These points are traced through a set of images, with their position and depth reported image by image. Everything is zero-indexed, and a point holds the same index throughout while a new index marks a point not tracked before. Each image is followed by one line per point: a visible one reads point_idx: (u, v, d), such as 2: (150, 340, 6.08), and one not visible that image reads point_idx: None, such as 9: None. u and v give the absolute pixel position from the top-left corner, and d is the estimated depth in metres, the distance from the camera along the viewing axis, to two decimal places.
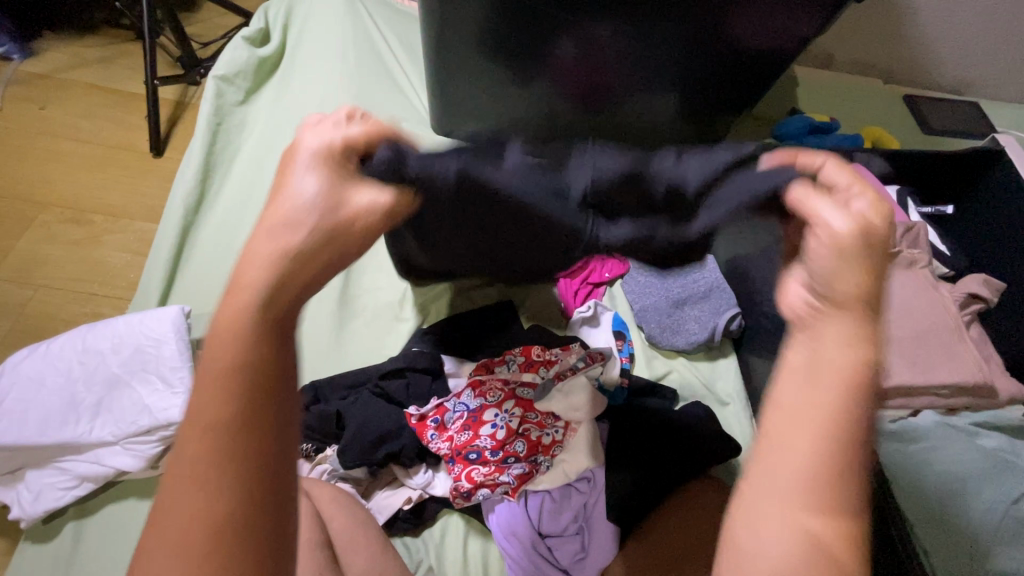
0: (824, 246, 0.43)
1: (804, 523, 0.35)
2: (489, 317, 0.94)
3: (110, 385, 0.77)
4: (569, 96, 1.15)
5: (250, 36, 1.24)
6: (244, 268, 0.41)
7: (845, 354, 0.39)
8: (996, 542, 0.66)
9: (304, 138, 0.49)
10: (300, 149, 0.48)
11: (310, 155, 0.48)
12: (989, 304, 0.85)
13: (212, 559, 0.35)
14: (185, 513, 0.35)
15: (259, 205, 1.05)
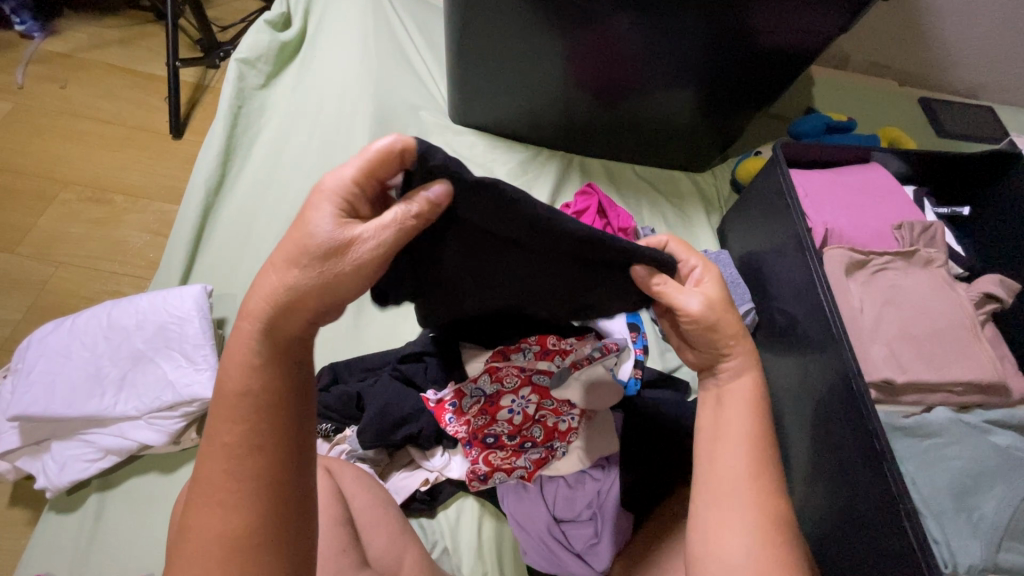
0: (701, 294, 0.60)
1: (762, 534, 0.54)
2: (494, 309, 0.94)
3: (134, 360, 0.78)
4: (589, 89, 1.16)
5: (272, 20, 1.24)
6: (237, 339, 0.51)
7: (740, 386, 0.61)
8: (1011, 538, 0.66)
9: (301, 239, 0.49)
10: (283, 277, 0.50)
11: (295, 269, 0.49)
12: (1004, 303, 0.86)
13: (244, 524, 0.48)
14: (214, 506, 0.48)
15: (279, 189, 1.06)
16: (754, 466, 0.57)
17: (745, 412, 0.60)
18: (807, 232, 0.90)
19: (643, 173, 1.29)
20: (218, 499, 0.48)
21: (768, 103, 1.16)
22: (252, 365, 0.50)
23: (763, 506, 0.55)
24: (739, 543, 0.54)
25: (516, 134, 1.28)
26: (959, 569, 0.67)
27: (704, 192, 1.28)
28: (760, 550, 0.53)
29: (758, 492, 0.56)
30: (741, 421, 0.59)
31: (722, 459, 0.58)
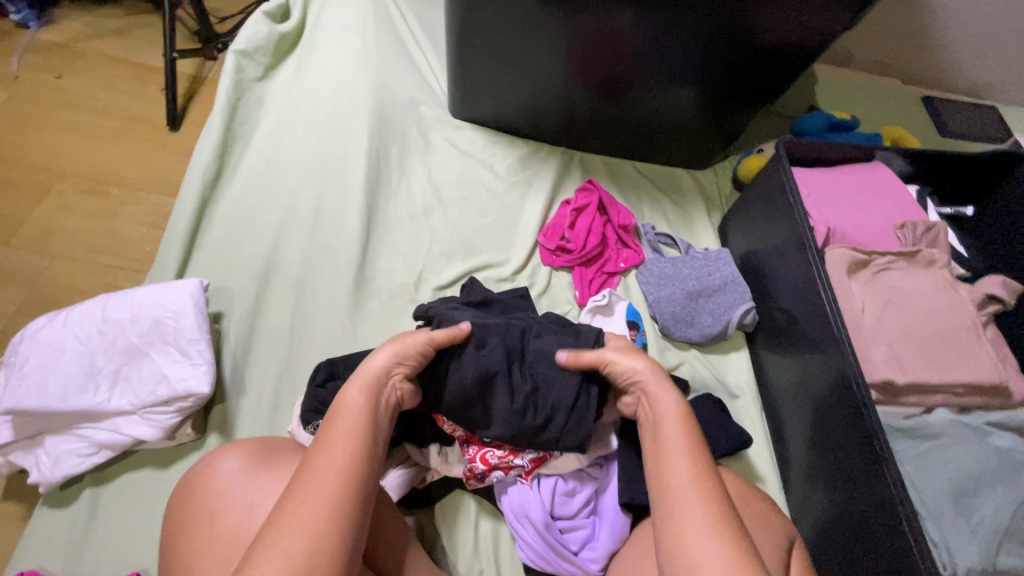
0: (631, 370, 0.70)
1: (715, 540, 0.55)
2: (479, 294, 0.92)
3: (129, 355, 0.77)
4: (591, 85, 1.15)
5: (271, 10, 1.22)
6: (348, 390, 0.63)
7: (668, 409, 0.66)
8: (1007, 539, 0.66)
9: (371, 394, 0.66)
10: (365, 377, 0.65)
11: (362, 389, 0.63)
12: (1006, 305, 0.85)
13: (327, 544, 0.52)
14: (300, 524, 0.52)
15: (277, 183, 1.05)
16: (700, 474, 0.60)
17: (676, 427, 0.64)
18: (809, 231, 0.89)
19: (644, 171, 1.28)
20: (299, 519, 0.52)
21: (771, 100, 1.15)
22: (356, 415, 0.61)
23: (712, 509, 0.57)
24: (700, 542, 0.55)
25: (517, 130, 1.27)
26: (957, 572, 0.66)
27: (705, 190, 1.27)
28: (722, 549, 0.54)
29: (709, 496, 0.58)
30: (674, 436, 0.64)
31: (669, 471, 0.61)
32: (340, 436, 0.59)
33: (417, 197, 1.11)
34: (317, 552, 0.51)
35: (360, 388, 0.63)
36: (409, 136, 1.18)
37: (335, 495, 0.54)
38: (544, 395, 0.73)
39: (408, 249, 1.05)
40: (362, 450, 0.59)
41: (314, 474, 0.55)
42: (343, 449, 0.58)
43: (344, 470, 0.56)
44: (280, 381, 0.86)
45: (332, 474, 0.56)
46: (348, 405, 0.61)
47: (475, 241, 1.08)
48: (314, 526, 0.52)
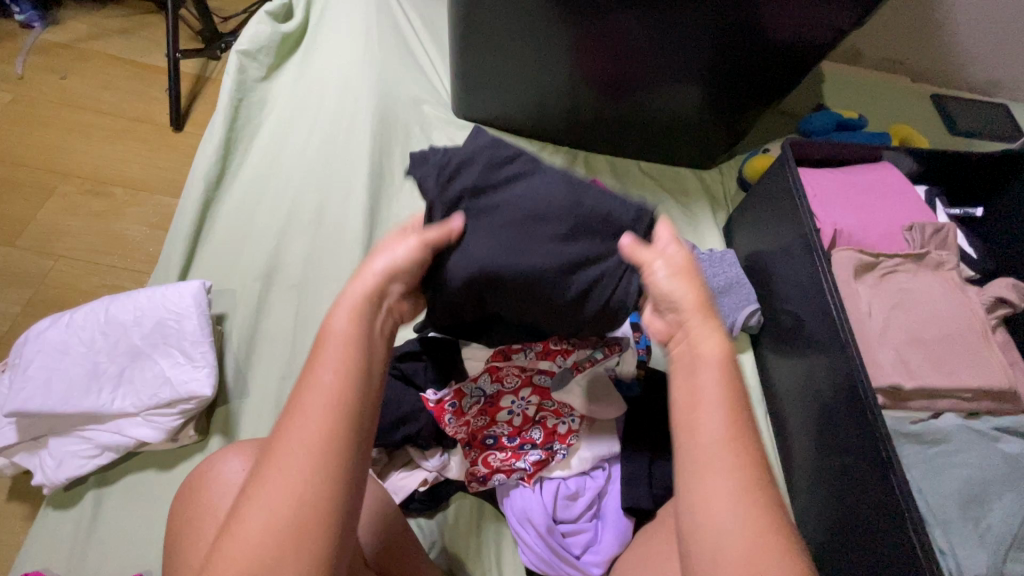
0: (667, 273, 0.60)
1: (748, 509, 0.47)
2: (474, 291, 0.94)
3: (132, 356, 0.77)
4: (595, 85, 1.14)
5: (273, 10, 1.22)
6: (333, 317, 0.53)
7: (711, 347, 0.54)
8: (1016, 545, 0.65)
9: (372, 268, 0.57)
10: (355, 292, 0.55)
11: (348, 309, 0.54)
12: (1018, 308, 0.82)
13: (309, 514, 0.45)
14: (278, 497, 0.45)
15: (280, 185, 1.05)
16: (737, 434, 0.50)
17: (714, 374, 0.53)
18: (815, 233, 0.88)
19: (648, 170, 1.27)
20: (280, 483, 0.46)
21: (776, 100, 1.14)
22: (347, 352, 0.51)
23: (746, 475, 0.48)
24: (731, 521, 0.47)
25: (521, 130, 1.27)
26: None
27: (710, 190, 1.26)
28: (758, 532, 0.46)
29: (745, 465, 0.48)
30: (708, 383, 0.52)
31: (699, 424, 0.51)
32: (322, 372, 0.49)
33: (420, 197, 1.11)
34: (303, 515, 0.45)
35: (347, 313, 0.53)
36: (412, 135, 1.18)
37: (320, 446, 0.47)
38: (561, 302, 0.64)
39: None
40: (353, 386, 0.50)
41: (295, 422, 0.48)
42: (328, 387, 0.49)
43: (326, 418, 0.48)
44: (283, 382, 0.86)
45: (316, 421, 0.47)
46: (335, 335, 0.52)
47: None
48: (297, 487, 0.45)
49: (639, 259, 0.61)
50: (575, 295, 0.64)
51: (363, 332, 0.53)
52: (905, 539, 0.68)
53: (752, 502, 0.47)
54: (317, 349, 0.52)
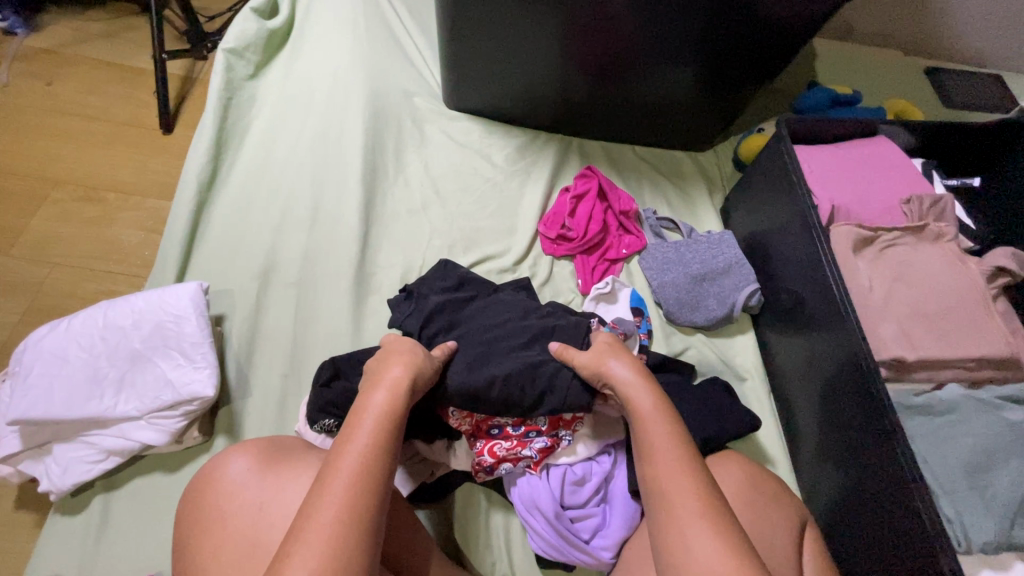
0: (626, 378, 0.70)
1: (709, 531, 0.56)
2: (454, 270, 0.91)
3: (132, 360, 0.77)
4: (588, 69, 1.13)
5: (258, 7, 1.20)
6: (372, 393, 0.63)
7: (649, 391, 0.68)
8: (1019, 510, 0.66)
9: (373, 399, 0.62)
10: (373, 408, 0.61)
11: (377, 412, 0.61)
12: (1017, 277, 0.82)
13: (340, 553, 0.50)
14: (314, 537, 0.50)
15: (273, 183, 1.04)
16: (684, 467, 0.61)
17: (662, 428, 0.65)
18: (812, 210, 0.87)
19: (643, 155, 1.26)
20: (317, 526, 0.51)
21: (769, 79, 1.13)
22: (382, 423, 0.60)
23: (702, 500, 0.58)
24: (688, 535, 0.56)
25: (513, 119, 1.26)
26: (972, 548, 0.66)
27: (706, 172, 1.25)
28: (714, 542, 0.54)
29: (696, 492, 0.59)
30: (659, 432, 0.64)
31: (656, 465, 0.62)
32: (360, 439, 0.58)
33: (415, 192, 1.10)
34: (334, 564, 0.49)
35: (387, 390, 0.63)
36: (405, 129, 1.17)
37: (350, 506, 0.53)
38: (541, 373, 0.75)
39: (408, 243, 1.04)
40: (384, 456, 0.58)
41: (331, 482, 0.54)
42: (363, 454, 0.57)
43: (358, 482, 0.54)
44: (286, 380, 0.86)
45: (348, 485, 0.54)
46: (372, 412, 0.61)
47: (476, 234, 1.07)
48: (327, 538, 0.50)
49: (584, 358, 0.73)
50: (530, 404, 0.75)
51: (399, 410, 0.62)
52: (913, 513, 0.68)
53: (711, 523, 0.56)
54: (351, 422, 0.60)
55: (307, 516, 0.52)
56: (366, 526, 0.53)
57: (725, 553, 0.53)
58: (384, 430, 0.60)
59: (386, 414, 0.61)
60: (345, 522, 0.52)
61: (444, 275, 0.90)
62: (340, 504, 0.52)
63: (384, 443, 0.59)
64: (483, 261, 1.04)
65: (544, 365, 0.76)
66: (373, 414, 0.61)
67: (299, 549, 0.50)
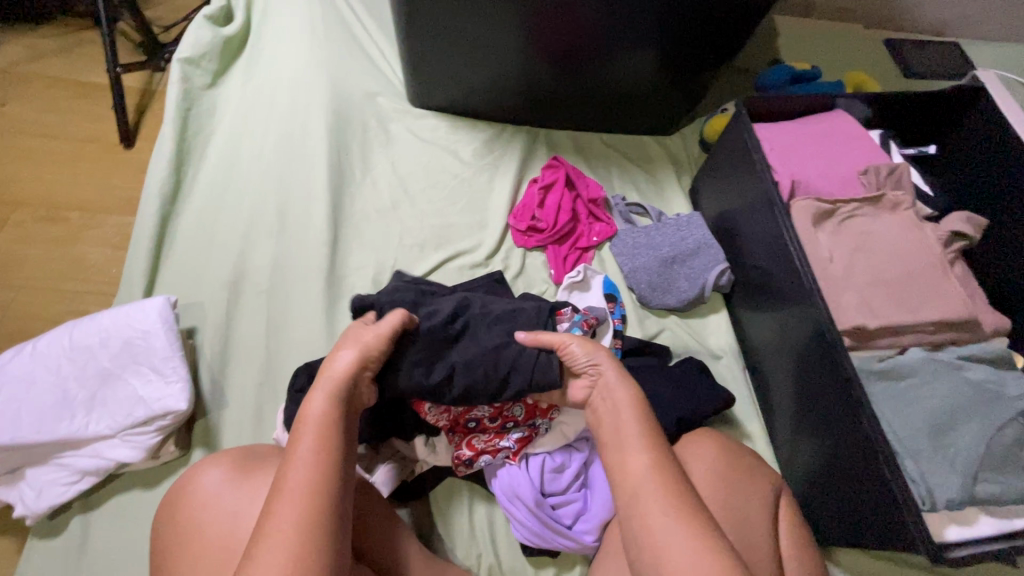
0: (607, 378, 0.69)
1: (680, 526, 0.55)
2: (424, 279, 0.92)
3: (102, 379, 0.77)
4: (549, 59, 1.13)
5: (212, 14, 1.19)
6: (309, 402, 0.62)
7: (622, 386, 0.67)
8: (982, 465, 0.69)
9: (311, 404, 0.61)
10: (313, 416, 0.60)
11: (318, 422, 0.60)
12: (972, 240, 0.85)
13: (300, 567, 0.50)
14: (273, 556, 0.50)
15: (238, 192, 1.03)
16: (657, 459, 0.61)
17: (631, 415, 0.65)
18: (772, 187, 0.89)
19: (611, 142, 1.27)
20: (274, 544, 0.51)
21: (728, 59, 1.14)
22: (326, 431, 0.59)
23: (673, 491, 0.58)
24: (661, 530, 0.56)
25: (479, 113, 1.25)
26: (937, 505, 0.68)
27: (674, 156, 1.26)
28: (685, 538, 0.54)
29: (667, 486, 0.58)
30: (629, 420, 0.64)
31: (628, 457, 0.62)
32: (307, 446, 0.58)
33: (383, 191, 1.10)
34: (296, 573, 0.50)
35: (323, 396, 0.62)
36: (369, 129, 1.16)
37: (308, 511, 0.53)
38: (504, 358, 0.74)
39: (379, 244, 1.04)
40: (334, 461, 0.58)
41: (283, 492, 0.54)
42: (311, 463, 0.56)
43: (309, 491, 0.54)
44: (262, 389, 0.86)
45: (300, 497, 0.54)
46: (312, 422, 0.60)
47: (447, 230, 1.07)
48: (285, 553, 0.50)
49: (552, 342, 0.73)
50: (495, 389, 0.74)
51: (340, 412, 0.62)
52: (879, 475, 0.71)
53: (683, 515, 0.56)
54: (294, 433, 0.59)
55: (262, 532, 0.52)
56: (326, 536, 0.53)
57: (697, 544, 0.54)
58: (331, 436, 0.59)
59: (327, 417, 0.61)
60: (303, 535, 0.52)
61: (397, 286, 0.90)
62: (296, 512, 0.53)
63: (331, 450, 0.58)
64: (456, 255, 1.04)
65: (504, 347, 0.75)
66: (313, 422, 0.60)
67: (260, 561, 0.50)
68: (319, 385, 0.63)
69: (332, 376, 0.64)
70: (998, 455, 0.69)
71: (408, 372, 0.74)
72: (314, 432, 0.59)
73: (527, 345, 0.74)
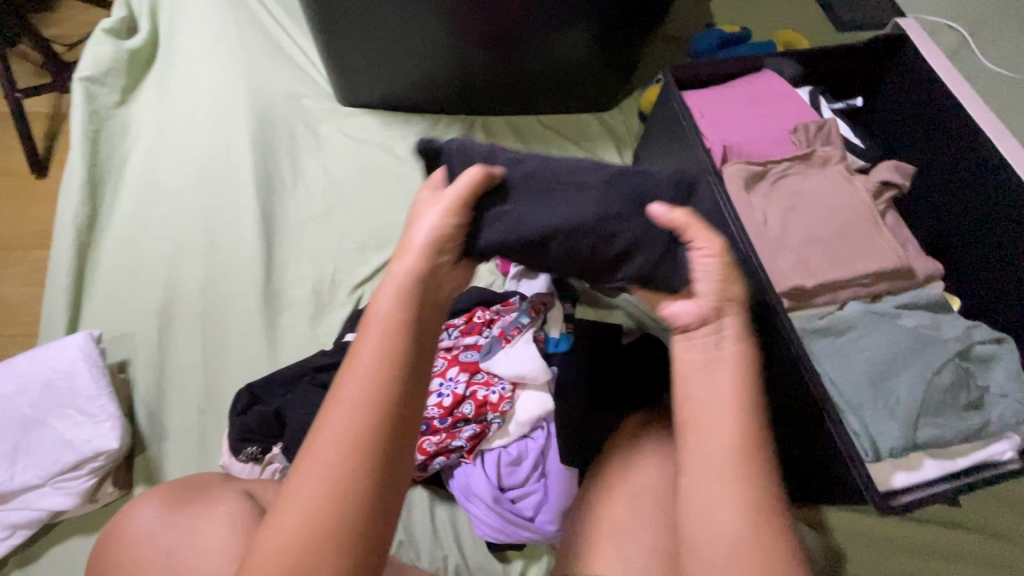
0: (704, 281, 0.57)
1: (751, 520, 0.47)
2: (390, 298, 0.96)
3: (24, 427, 0.72)
4: (474, 44, 1.09)
5: (112, 27, 1.11)
6: (376, 300, 0.54)
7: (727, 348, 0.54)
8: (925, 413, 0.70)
9: (399, 261, 0.56)
10: (379, 314, 0.53)
11: (385, 321, 0.52)
12: (902, 188, 0.86)
13: (343, 498, 0.46)
14: (313, 482, 0.46)
15: (160, 214, 0.98)
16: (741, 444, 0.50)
17: (731, 373, 0.53)
18: (705, 154, 0.87)
19: (550, 124, 1.24)
20: (319, 470, 0.46)
21: (656, 28, 1.12)
22: (387, 344, 0.51)
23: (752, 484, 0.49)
24: (722, 514, 0.48)
25: (412, 106, 1.21)
26: (880, 454, 0.69)
27: (614, 131, 1.25)
28: (750, 533, 0.47)
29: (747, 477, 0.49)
30: (731, 385, 0.52)
31: (716, 424, 0.51)
32: (357, 370, 0.50)
33: (316, 197, 1.06)
34: (330, 506, 0.45)
35: (392, 295, 0.53)
36: (297, 133, 1.12)
37: (349, 450, 0.47)
38: (619, 224, 0.58)
39: (317, 253, 1.01)
40: (387, 387, 0.50)
41: (326, 421, 0.48)
42: (365, 385, 0.49)
43: (356, 420, 0.48)
44: (203, 416, 0.82)
45: (351, 424, 0.48)
46: (382, 316, 0.52)
47: (387, 231, 1.04)
48: (325, 482, 0.46)
49: (695, 234, 0.57)
50: (608, 258, 0.59)
51: (413, 320, 0.53)
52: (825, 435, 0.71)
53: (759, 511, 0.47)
54: (363, 330, 0.53)
55: (312, 451, 0.48)
56: (368, 477, 0.47)
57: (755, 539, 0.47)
58: (393, 353, 0.51)
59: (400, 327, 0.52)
60: (348, 464, 0.47)
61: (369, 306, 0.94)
62: (332, 448, 0.47)
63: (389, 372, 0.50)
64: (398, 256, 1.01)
65: (625, 219, 0.59)
66: (380, 324, 0.52)
67: (296, 496, 0.46)
68: (404, 249, 0.57)
69: (406, 264, 0.55)
70: (941, 402, 0.70)
71: (483, 229, 0.60)
72: (376, 346, 0.51)
73: (658, 225, 0.58)
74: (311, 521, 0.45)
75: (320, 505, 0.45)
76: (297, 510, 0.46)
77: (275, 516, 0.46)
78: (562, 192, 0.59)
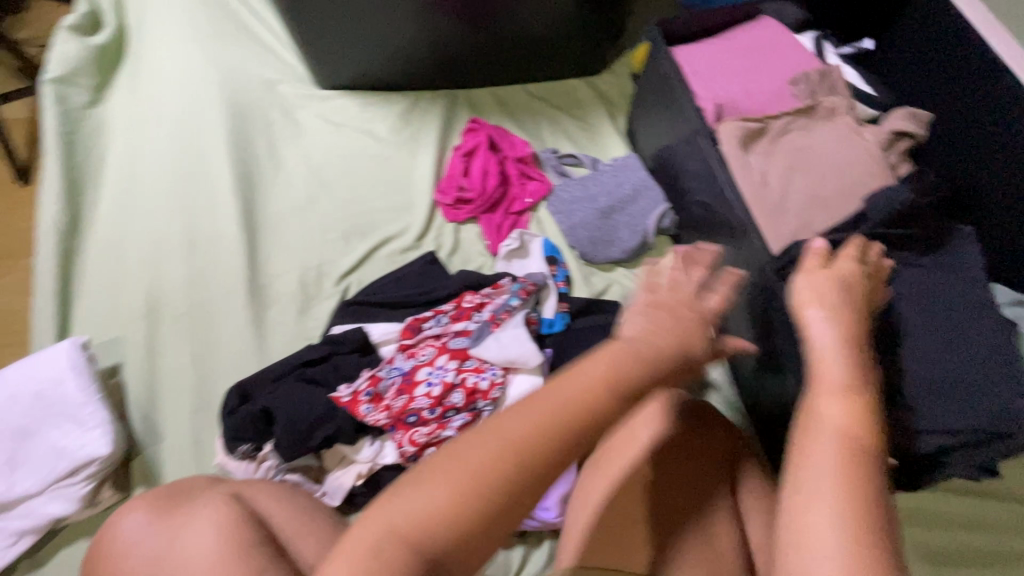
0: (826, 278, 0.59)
1: (858, 535, 0.40)
2: (388, 283, 0.93)
3: (20, 437, 0.73)
4: (447, 10, 1.02)
5: (78, 23, 1.08)
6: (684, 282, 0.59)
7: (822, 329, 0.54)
8: (981, 386, 0.64)
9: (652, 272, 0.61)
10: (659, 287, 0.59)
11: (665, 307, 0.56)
12: (918, 139, 0.78)
13: (446, 516, 0.43)
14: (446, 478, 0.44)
15: (141, 215, 0.96)
16: (860, 449, 0.45)
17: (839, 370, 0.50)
18: (694, 116, 0.82)
19: (538, 93, 1.18)
20: (434, 477, 0.44)
21: None
22: (650, 351, 0.53)
23: (841, 480, 0.43)
24: (807, 519, 0.42)
25: (391, 84, 1.16)
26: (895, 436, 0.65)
27: (605, 96, 1.18)
28: (828, 532, 0.41)
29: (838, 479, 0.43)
30: (836, 371, 0.50)
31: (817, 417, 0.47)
32: (584, 371, 0.50)
33: (298, 186, 1.03)
34: (437, 516, 0.43)
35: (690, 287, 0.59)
36: (275, 122, 1.08)
37: (467, 474, 0.44)
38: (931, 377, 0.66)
39: (299, 245, 0.98)
40: (598, 395, 0.48)
41: (508, 416, 0.47)
42: (575, 385, 0.49)
43: (491, 452, 0.45)
44: (196, 416, 0.82)
45: (494, 452, 0.45)
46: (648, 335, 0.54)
47: (371, 217, 1.01)
48: (467, 482, 0.44)
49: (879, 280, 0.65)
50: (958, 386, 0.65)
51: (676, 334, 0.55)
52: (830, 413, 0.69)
53: (846, 518, 0.41)
54: (625, 341, 0.53)
55: (441, 454, 0.46)
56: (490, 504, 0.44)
57: (844, 539, 0.40)
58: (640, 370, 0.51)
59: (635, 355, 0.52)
60: (450, 490, 0.44)
61: (384, 286, 0.93)
62: (490, 457, 0.44)
63: (620, 389, 0.49)
64: (384, 243, 0.98)
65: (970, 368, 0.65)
66: (644, 328, 0.55)
67: (427, 492, 0.44)
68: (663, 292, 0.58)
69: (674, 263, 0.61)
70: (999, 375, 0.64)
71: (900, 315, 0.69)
72: (529, 418, 0.46)
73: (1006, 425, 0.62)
74: (413, 519, 0.43)
75: (428, 524, 0.43)
76: (407, 507, 0.43)
77: (397, 498, 0.44)
78: (950, 355, 0.66)
